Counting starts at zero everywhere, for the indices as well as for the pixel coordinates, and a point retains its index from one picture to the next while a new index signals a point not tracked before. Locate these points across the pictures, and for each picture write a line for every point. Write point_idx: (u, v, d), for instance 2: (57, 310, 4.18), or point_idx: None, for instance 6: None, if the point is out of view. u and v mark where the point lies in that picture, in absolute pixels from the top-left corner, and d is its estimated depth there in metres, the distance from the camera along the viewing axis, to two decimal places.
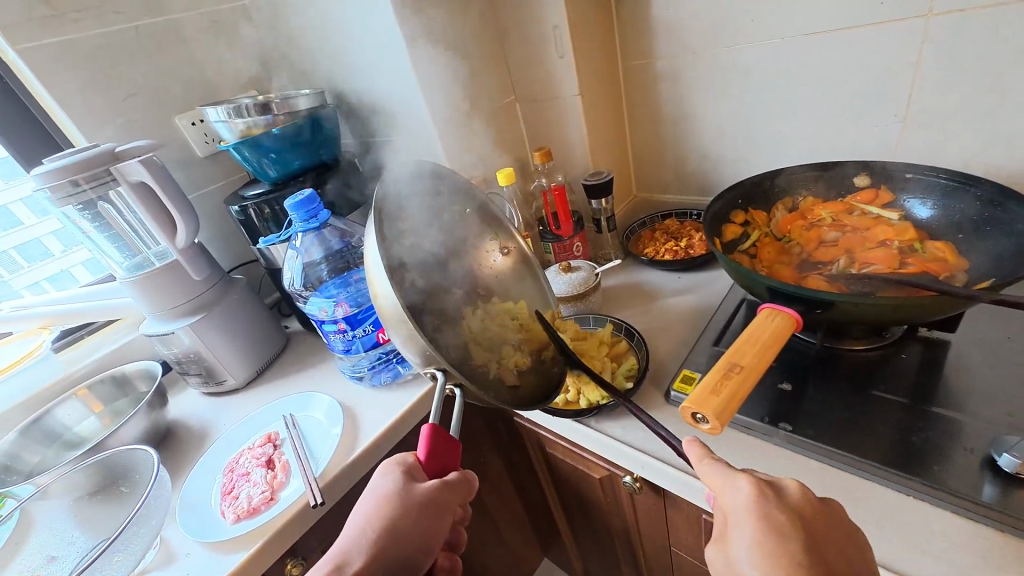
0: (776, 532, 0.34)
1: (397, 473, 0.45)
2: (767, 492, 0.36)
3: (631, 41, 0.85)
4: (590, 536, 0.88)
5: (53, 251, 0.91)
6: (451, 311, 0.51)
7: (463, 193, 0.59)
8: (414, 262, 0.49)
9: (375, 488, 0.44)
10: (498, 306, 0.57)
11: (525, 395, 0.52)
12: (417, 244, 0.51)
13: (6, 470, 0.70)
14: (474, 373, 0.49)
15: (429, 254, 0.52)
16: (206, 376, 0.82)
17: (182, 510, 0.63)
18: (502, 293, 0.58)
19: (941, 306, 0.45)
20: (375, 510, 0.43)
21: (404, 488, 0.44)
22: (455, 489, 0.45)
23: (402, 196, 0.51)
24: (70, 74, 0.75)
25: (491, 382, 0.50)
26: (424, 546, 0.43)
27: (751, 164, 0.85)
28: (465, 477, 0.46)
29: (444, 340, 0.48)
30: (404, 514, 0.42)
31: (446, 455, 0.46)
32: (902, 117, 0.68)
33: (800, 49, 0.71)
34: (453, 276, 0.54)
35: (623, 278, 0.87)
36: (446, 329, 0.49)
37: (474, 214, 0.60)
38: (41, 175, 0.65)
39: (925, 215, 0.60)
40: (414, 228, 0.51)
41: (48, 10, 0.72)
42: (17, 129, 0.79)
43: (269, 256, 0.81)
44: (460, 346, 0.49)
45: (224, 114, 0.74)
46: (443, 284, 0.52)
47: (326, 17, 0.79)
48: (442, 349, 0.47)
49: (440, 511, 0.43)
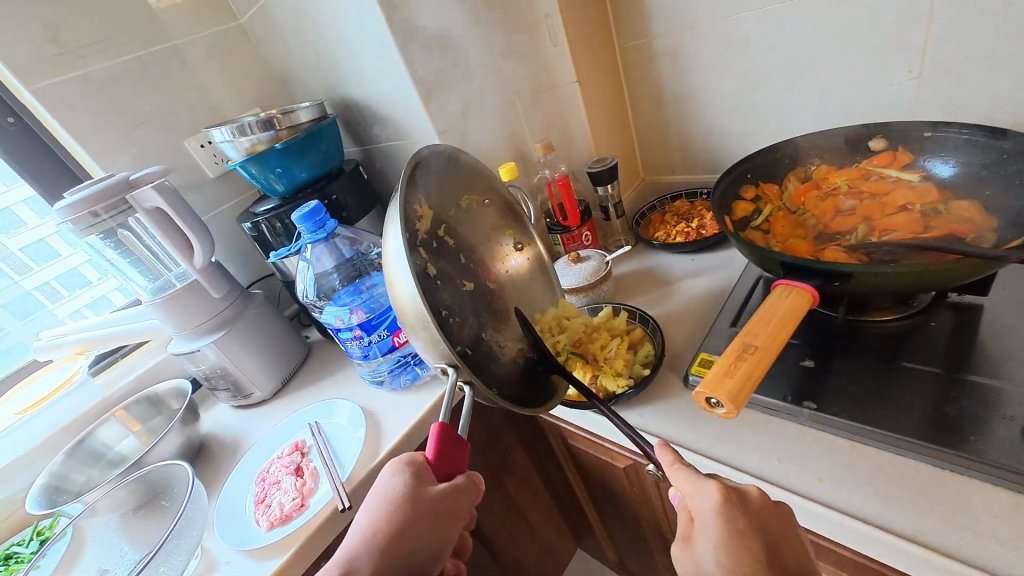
0: (737, 535, 0.36)
1: (408, 474, 0.44)
2: (731, 499, 0.37)
3: (626, 19, 0.83)
4: (621, 525, 0.88)
5: (89, 279, 0.95)
6: (462, 304, 0.50)
7: (483, 184, 0.60)
8: (430, 248, 0.48)
9: (385, 488, 0.44)
10: (507, 302, 0.57)
11: (530, 395, 0.53)
12: (435, 233, 0.50)
13: (57, 490, 0.73)
14: (480, 371, 0.48)
15: (448, 244, 0.52)
16: (234, 390, 0.84)
17: (218, 521, 0.65)
18: (514, 292, 0.59)
19: (966, 270, 0.43)
20: (385, 512, 0.43)
21: (416, 488, 0.44)
22: (463, 493, 0.45)
23: (432, 182, 0.52)
24: (83, 107, 0.78)
25: (495, 381, 0.49)
26: (433, 551, 0.44)
27: (760, 136, 0.82)
28: (473, 480, 0.46)
29: (454, 332, 0.47)
30: (415, 515, 0.43)
31: (453, 453, 0.45)
32: (916, 73, 0.65)
33: (800, 12, 0.68)
34: (466, 268, 0.53)
35: (635, 264, 0.85)
36: (454, 321, 0.48)
37: (493, 207, 0.61)
38: (62, 208, 0.67)
39: (947, 174, 0.57)
40: (434, 217, 0.51)
41: (57, 49, 0.75)
42: (40, 166, 0.82)
43: (283, 269, 0.83)
44: (467, 339, 0.48)
45: (228, 134, 0.76)
46: (454, 274, 0.51)
47: (319, 30, 0.80)
48: (452, 341, 0.46)
49: (449, 514, 0.44)
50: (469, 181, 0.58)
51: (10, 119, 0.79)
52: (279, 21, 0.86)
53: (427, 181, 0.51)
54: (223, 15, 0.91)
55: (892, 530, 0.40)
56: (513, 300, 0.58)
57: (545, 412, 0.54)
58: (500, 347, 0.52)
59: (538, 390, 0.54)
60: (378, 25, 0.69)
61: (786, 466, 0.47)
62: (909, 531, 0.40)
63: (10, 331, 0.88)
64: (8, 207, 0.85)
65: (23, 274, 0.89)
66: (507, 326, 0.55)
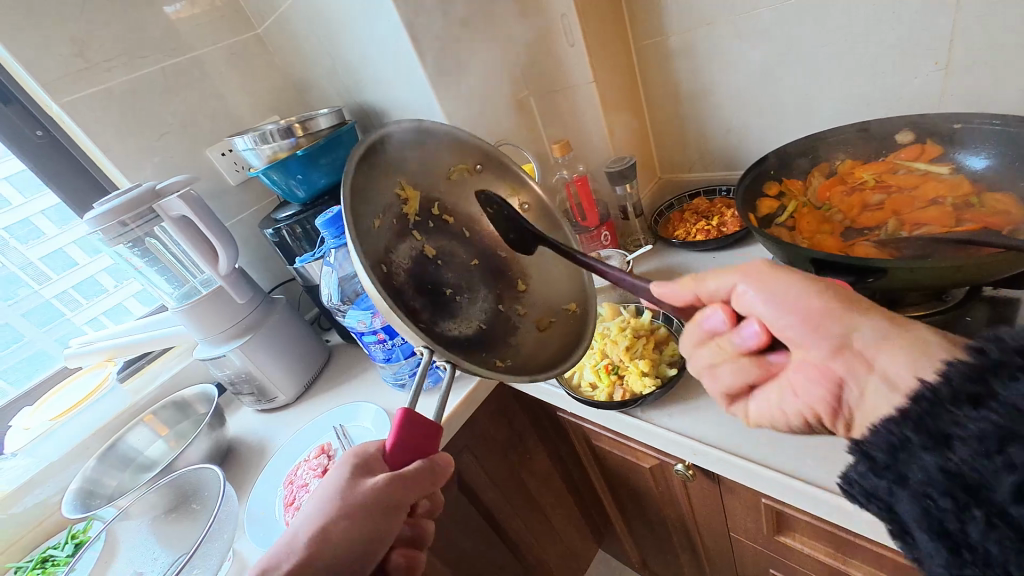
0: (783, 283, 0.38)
1: (353, 464, 0.44)
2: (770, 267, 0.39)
3: (641, 18, 0.83)
4: (645, 526, 0.87)
5: (105, 287, 0.96)
6: (469, 279, 0.53)
7: (475, 151, 0.57)
8: (425, 231, 0.51)
9: (331, 478, 0.44)
10: (523, 268, 0.58)
11: (552, 353, 0.54)
12: (426, 214, 0.52)
13: (90, 494, 0.75)
14: (478, 349, 0.49)
15: (445, 223, 0.53)
16: (259, 394, 0.86)
17: (250, 524, 0.66)
18: (527, 258, 0.58)
19: (1006, 263, 0.42)
20: (326, 500, 0.42)
21: (355, 480, 0.43)
22: (409, 482, 0.42)
23: (405, 160, 0.51)
24: (108, 120, 0.80)
25: (510, 351, 0.51)
26: (366, 544, 0.41)
27: (780, 132, 0.81)
28: (425, 468, 0.43)
29: (460, 309, 0.51)
30: (349, 508, 0.41)
31: (411, 437, 0.44)
32: (943, 64, 0.64)
33: (820, 6, 0.67)
34: (470, 243, 0.55)
35: (655, 263, 0.85)
36: (454, 299, 0.51)
37: (489, 172, 0.58)
38: (92, 218, 0.69)
39: (979, 166, 0.55)
40: (422, 197, 0.52)
41: (83, 63, 0.76)
42: (66, 177, 0.84)
43: (305, 273, 0.84)
44: (481, 314, 0.52)
45: (251, 142, 0.77)
46: (457, 251, 0.54)
47: (336, 37, 0.81)
48: (455, 319, 0.50)
49: (388, 506, 0.41)
50: (458, 149, 0.55)
51: (39, 131, 0.81)
52: (298, 31, 0.87)
53: (396, 160, 0.50)
54: (240, 24, 0.92)
55: None
56: (531, 267, 0.58)
57: (575, 362, 0.54)
58: (515, 316, 0.55)
59: (562, 351, 0.54)
60: (396, 31, 0.70)
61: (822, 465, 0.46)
62: None
63: (27, 339, 0.89)
64: (29, 218, 0.86)
65: (42, 284, 0.90)
66: (524, 295, 0.56)
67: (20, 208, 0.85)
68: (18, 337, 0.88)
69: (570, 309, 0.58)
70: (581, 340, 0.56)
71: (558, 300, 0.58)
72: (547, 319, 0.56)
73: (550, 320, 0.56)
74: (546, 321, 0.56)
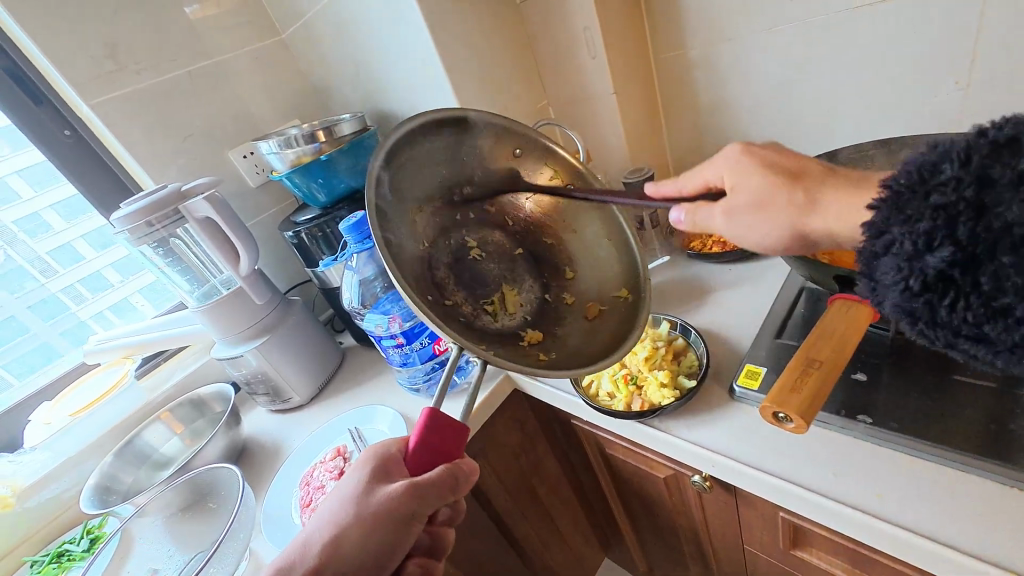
0: (763, 163, 0.44)
1: (374, 467, 0.45)
2: (746, 149, 0.46)
3: (662, 31, 0.84)
4: (655, 535, 0.87)
5: (113, 282, 0.97)
6: (512, 267, 0.54)
7: (513, 133, 0.55)
8: (467, 223, 0.53)
9: (350, 481, 0.45)
10: (572, 254, 0.57)
11: (603, 337, 0.53)
12: (468, 205, 0.53)
13: (107, 490, 0.76)
14: (516, 343, 0.49)
15: (486, 214, 0.54)
16: (273, 394, 0.87)
17: (266, 524, 0.67)
18: (575, 241, 0.58)
19: None
20: (344, 504, 0.44)
21: (375, 485, 0.44)
22: (425, 494, 0.42)
23: (435, 150, 0.51)
24: (136, 121, 0.81)
25: (555, 343, 0.51)
26: (380, 554, 0.42)
27: (799, 147, 0.82)
28: (446, 475, 0.43)
29: (503, 302, 0.52)
30: (366, 513, 0.42)
31: (433, 443, 0.45)
32: (965, 85, 0.65)
33: (844, 24, 0.68)
34: (513, 231, 0.55)
35: (672, 273, 0.85)
36: (495, 292, 0.52)
37: (529, 156, 0.57)
38: (120, 218, 0.70)
39: None
40: (461, 185, 0.52)
41: (113, 65, 0.78)
42: (92, 176, 0.86)
43: (324, 276, 0.85)
44: (528, 306, 0.54)
45: (276, 146, 0.78)
46: (502, 241, 0.54)
47: (361, 44, 0.82)
48: (496, 313, 0.51)
49: (404, 516, 0.42)
50: (496, 135, 0.54)
51: (67, 131, 0.83)
52: (323, 36, 0.89)
53: (426, 151, 0.50)
54: (266, 30, 0.94)
55: (950, 546, 0.40)
56: (578, 252, 0.57)
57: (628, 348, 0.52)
58: (562, 307, 0.55)
59: (616, 336, 0.53)
60: (423, 39, 0.72)
61: (840, 479, 0.47)
62: (971, 548, 0.40)
63: (35, 332, 0.90)
64: (37, 212, 0.87)
65: (49, 277, 0.90)
66: (571, 283, 0.56)
67: (29, 203, 0.86)
68: (24, 329, 0.89)
69: (622, 296, 0.56)
70: (632, 325, 0.53)
71: (606, 284, 0.57)
72: (597, 307, 0.55)
73: (599, 309, 0.55)
74: (595, 309, 0.55)
